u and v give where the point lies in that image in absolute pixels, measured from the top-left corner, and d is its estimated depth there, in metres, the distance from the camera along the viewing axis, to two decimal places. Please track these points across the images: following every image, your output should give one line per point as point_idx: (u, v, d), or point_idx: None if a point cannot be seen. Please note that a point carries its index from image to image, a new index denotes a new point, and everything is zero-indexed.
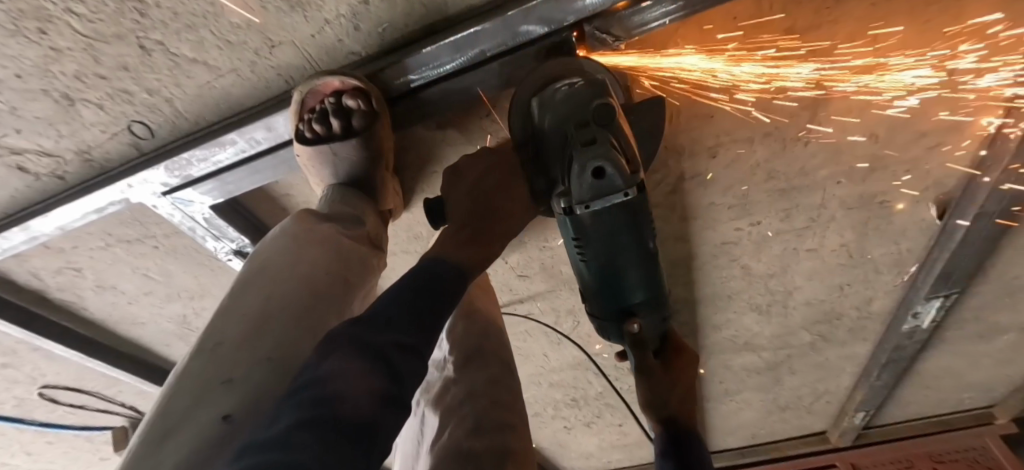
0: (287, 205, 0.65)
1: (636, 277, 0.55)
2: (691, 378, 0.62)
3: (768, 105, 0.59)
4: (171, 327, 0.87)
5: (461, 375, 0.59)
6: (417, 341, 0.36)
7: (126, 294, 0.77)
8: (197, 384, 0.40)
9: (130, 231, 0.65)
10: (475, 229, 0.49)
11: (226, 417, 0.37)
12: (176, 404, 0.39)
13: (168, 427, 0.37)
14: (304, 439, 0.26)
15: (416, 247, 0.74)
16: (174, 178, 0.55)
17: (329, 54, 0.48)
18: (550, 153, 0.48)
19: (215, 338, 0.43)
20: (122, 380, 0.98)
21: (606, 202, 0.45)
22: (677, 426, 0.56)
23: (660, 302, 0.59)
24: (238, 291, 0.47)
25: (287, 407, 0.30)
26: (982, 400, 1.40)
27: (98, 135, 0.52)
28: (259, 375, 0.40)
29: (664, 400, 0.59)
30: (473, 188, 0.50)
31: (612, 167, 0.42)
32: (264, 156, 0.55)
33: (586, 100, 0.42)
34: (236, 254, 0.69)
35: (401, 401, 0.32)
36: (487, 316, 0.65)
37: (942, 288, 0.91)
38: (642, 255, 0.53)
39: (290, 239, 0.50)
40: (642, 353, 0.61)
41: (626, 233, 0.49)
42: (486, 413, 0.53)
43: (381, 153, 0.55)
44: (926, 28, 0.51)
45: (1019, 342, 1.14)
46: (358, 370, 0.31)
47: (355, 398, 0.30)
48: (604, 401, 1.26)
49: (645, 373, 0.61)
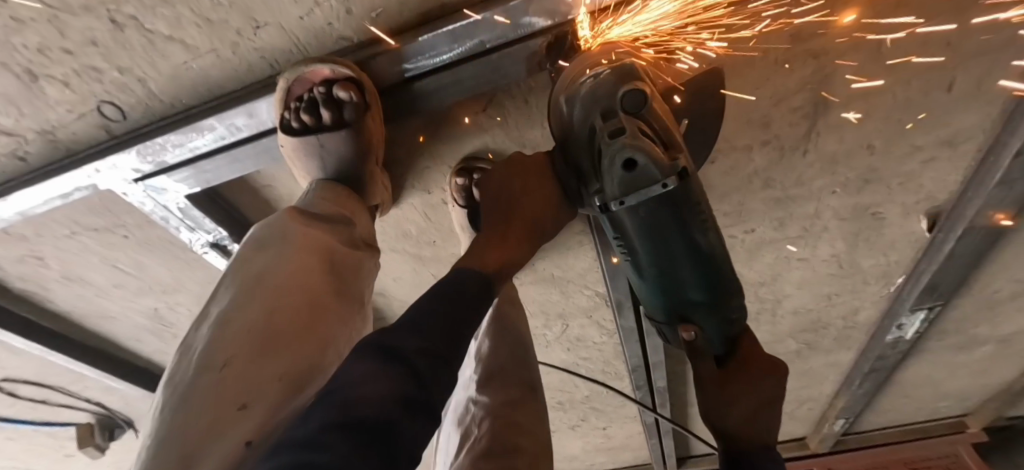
0: (269, 197, 0.62)
1: (689, 274, 0.45)
2: (763, 394, 0.45)
3: (769, 111, 0.58)
4: (143, 321, 0.83)
5: (481, 394, 0.57)
6: (441, 348, 0.32)
7: (94, 286, 0.73)
8: (208, 409, 0.35)
9: (99, 219, 0.61)
10: (498, 232, 0.43)
11: (249, 441, 0.34)
12: (185, 432, 0.34)
13: (185, 456, 0.33)
14: (336, 441, 0.25)
15: (404, 245, 0.72)
16: (147, 164, 0.52)
17: (317, 39, 0.45)
18: (580, 152, 0.45)
19: (217, 357, 0.38)
20: (88, 375, 0.94)
21: (642, 197, 0.39)
22: (737, 448, 0.43)
23: (723, 307, 0.47)
24: (236, 302, 0.43)
25: (319, 407, 0.28)
26: (956, 409, 1.43)
27: (63, 115, 0.48)
28: (274, 396, 0.38)
29: (720, 408, 0.45)
30: (498, 195, 0.46)
31: (645, 157, 0.38)
32: (243, 144, 0.52)
33: (612, 89, 0.40)
34: (213, 246, 0.65)
35: (428, 408, 0.29)
36: (517, 330, 0.62)
37: (927, 300, 0.92)
38: (694, 254, 0.43)
39: (292, 245, 0.47)
40: (699, 364, 0.49)
41: (670, 225, 0.41)
42: (500, 436, 0.52)
43: (371, 148, 0.52)
44: (930, 38, 0.51)
45: (995, 354, 1.16)
46: (383, 377, 0.29)
47: (382, 401, 0.27)
48: (590, 405, 1.25)
49: (700, 385, 0.48)
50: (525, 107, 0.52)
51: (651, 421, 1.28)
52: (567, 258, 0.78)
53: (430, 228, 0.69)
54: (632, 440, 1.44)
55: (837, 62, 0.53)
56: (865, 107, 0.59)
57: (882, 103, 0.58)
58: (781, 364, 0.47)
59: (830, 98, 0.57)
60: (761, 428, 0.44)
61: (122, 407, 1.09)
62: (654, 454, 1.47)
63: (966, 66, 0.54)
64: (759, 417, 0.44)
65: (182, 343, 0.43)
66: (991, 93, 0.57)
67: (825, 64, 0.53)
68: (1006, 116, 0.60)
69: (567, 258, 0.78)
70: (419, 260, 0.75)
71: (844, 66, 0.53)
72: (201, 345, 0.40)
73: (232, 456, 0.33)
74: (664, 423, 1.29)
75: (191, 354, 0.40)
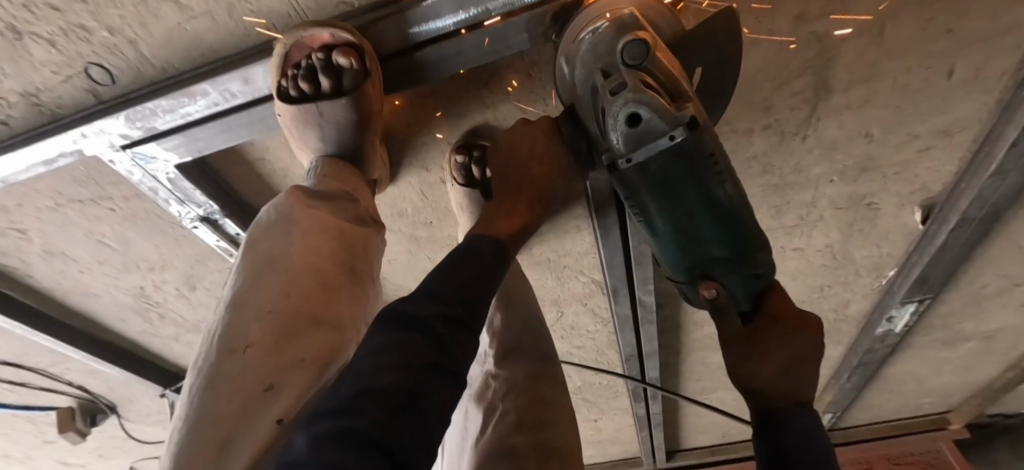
0: (262, 169, 0.61)
1: (709, 231, 0.43)
2: (795, 349, 0.45)
3: (771, 94, 0.58)
4: (129, 300, 0.81)
5: (501, 369, 0.61)
6: (461, 312, 0.33)
7: (78, 261, 0.71)
8: (236, 393, 0.38)
9: (84, 190, 0.59)
10: (503, 207, 0.44)
11: (281, 420, 0.37)
12: (218, 413, 0.37)
13: (222, 437, 0.36)
14: (371, 405, 0.28)
15: (400, 224, 0.71)
16: (136, 129, 0.50)
17: (316, 2, 0.43)
18: (586, 114, 0.44)
19: (239, 339, 0.40)
20: (70, 356, 0.91)
21: (649, 152, 0.39)
22: (767, 405, 0.44)
23: (748, 261, 0.45)
24: (249, 282, 0.43)
25: (345, 377, 0.30)
26: (940, 406, 1.45)
27: (48, 76, 0.46)
28: (299, 377, 0.40)
29: (750, 370, 0.46)
30: (507, 169, 0.46)
31: (649, 109, 0.37)
32: (237, 112, 0.50)
33: (613, 44, 0.39)
34: (203, 220, 0.64)
35: (454, 373, 0.31)
36: (526, 303, 0.65)
37: (918, 293, 0.93)
38: (713, 212, 0.42)
39: (299, 225, 0.46)
40: (723, 319, 0.49)
41: (682, 181, 0.40)
42: (529, 408, 0.57)
43: (370, 120, 0.51)
44: (933, 24, 0.50)
45: (981, 350, 1.17)
46: (405, 346, 0.30)
47: (406, 367, 0.29)
48: (582, 396, 1.24)
49: (727, 342, 0.49)
50: (527, 81, 0.52)
51: (642, 414, 1.28)
52: (563, 242, 0.77)
53: (426, 207, 0.68)
54: (623, 433, 1.44)
55: (840, 46, 0.53)
56: (865, 93, 0.59)
57: (882, 89, 0.58)
58: (812, 317, 0.46)
59: (832, 82, 0.57)
60: (795, 384, 0.44)
61: (105, 391, 1.07)
62: (643, 446, 1.48)
63: (965, 53, 0.54)
64: (791, 373, 0.44)
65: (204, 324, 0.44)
66: (988, 82, 0.57)
67: (829, 47, 0.53)
68: (1003, 105, 0.60)
69: (564, 242, 0.77)
70: (414, 241, 0.74)
71: (847, 50, 0.53)
72: (220, 323, 0.42)
73: (270, 434, 0.36)
74: (655, 415, 1.30)
75: (212, 332, 0.42)
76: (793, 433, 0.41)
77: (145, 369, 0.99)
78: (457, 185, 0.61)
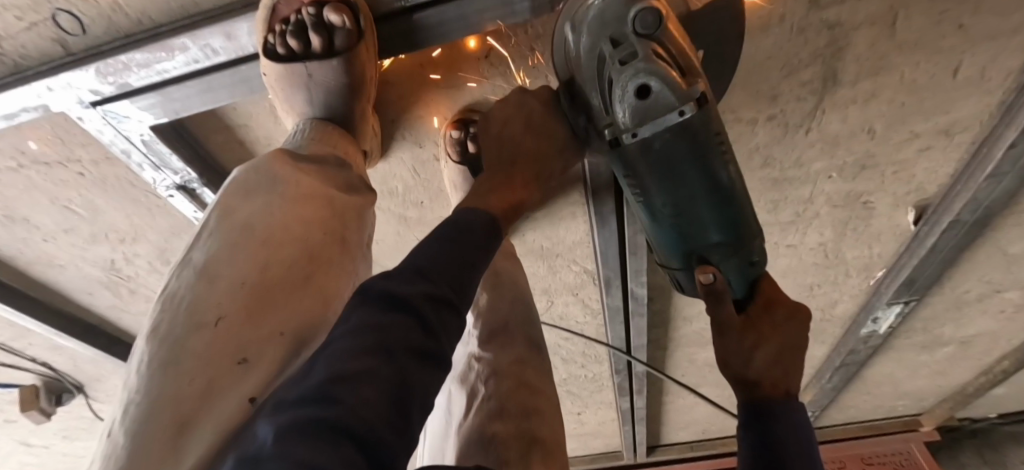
0: (245, 136, 0.58)
1: (706, 214, 0.42)
2: (785, 340, 0.45)
3: (779, 82, 0.56)
4: (97, 271, 0.77)
5: (486, 350, 0.60)
6: (449, 294, 0.31)
7: (43, 228, 0.67)
8: (201, 368, 0.34)
9: (51, 150, 0.55)
10: (494, 178, 0.43)
11: (253, 399, 0.35)
12: (180, 391, 0.33)
13: (184, 417, 0.32)
14: (347, 393, 0.25)
15: (389, 203, 0.68)
16: (107, 85, 0.47)
17: None
18: (587, 86, 0.41)
19: (208, 311, 0.37)
20: (33, 331, 0.86)
21: (656, 127, 0.37)
22: (759, 396, 0.43)
23: (744, 244, 0.44)
24: (223, 251, 0.40)
25: (317, 362, 0.27)
26: (914, 409, 1.47)
27: (11, 23, 0.42)
28: (273, 353, 0.38)
29: (743, 360, 0.45)
30: (500, 143, 0.45)
31: (660, 81, 0.35)
32: (221, 71, 0.47)
33: (622, 11, 0.37)
34: (179, 189, 0.61)
35: (439, 358, 0.29)
36: (514, 283, 0.66)
37: (903, 295, 0.93)
38: (713, 193, 0.40)
39: (282, 191, 0.44)
40: (720, 307, 0.45)
41: (686, 162, 0.39)
42: (512, 395, 0.55)
43: (360, 85, 0.49)
44: (944, 19, 0.49)
45: (958, 354, 1.19)
46: (385, 328, 0.28)
47: (390, 354, 0.27)
48: (565, 388, 1.23)
49: (721, 330, 0.46)
50: (527, 54, 0.50)
51: (626, 408, 1.28)
52: (558, 229, 0.75)
53: (418, 186, 0.66)
54: (605, 427, 1.44)
55: (851, 34, 0.51)
56: (871, 87, 0.58)
57: (888, 84, 0.57)
58: (802, 307, 0.47)
59: (840, 73, 0.55)
60: (786, 374, 0.44)
61: (72, 369, 1.02)
62: (625, 440, 1.48)
63: (973, 50, 0.53)
64: (781, 361, 0.44)
65: (162, 291, 0.40)
66: (991, 82, 0.57)
67: (840, 35, 0.51)
68: (1003, 107, 0.60)
69: (559, 229, 0.75)
70: (403, 221, 0.72)
71: (857, 40, 0.52)
72: (187, 294, 0.38)
73: (238, 415, 0.34)
74: (638, 410, 1.29)
75: (176, 300, 0.38)
76: (784, 430, 0.40)
77: (114, 346, 0.95)
78: (452, 161, 0.59)
